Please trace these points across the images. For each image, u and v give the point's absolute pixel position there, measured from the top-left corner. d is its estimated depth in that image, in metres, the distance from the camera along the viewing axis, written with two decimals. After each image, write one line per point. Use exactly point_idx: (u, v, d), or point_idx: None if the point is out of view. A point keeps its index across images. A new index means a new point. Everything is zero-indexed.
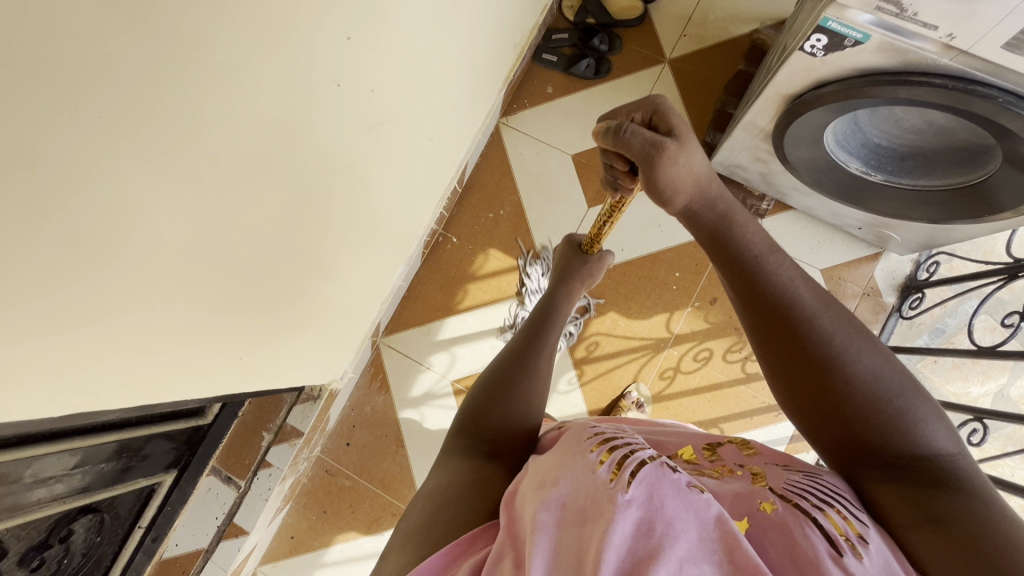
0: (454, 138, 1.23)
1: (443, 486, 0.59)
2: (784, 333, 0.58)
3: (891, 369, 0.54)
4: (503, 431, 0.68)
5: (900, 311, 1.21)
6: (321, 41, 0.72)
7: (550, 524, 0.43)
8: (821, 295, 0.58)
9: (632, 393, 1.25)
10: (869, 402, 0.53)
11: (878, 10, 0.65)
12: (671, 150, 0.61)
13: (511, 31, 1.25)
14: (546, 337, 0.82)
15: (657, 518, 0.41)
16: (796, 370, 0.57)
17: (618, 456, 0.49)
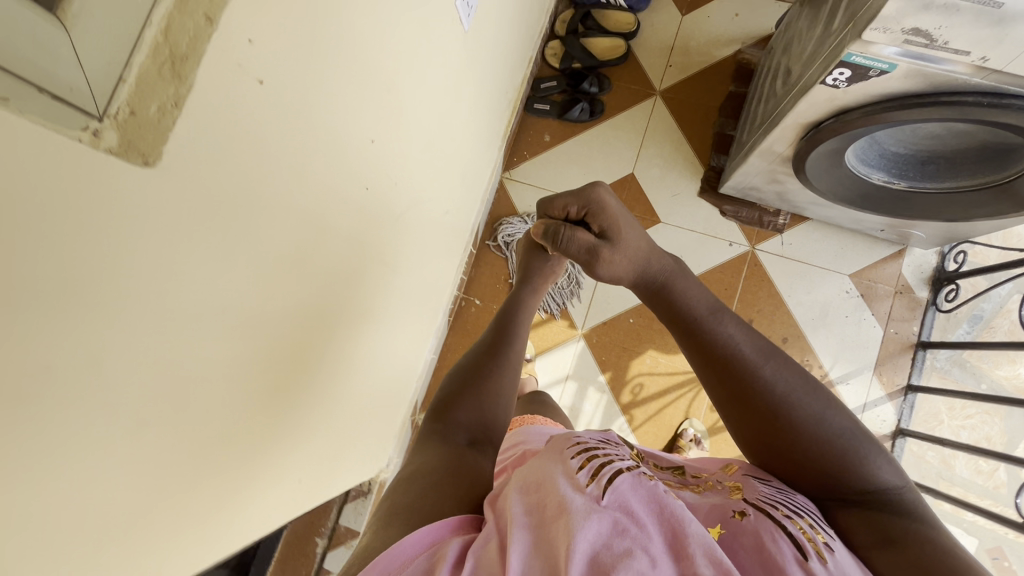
0: (466, 204, 1.22)
1: (430, 467, 0.60)
2: (732, 386, 0.60)
3: (835, 412, 0.57)
4: (477, 421, 0.71)
5: (936, 304, 1.22)
6: (347, 152, 0.70)
7: (523, 523, 0.44)
8: (760, 345, 0.61)
9: (688, 430, 1.22)
10: (817, 446, 0.55)
11: (906, 43, 0.65)
12: (607, 256, 0.66)
13: (505, 90, 1.25)
14: (515, 340, 0.86)
15: (631, 521, 0.43)
16: (748, 420, 0.59)
17: (597, 463, 0.50)
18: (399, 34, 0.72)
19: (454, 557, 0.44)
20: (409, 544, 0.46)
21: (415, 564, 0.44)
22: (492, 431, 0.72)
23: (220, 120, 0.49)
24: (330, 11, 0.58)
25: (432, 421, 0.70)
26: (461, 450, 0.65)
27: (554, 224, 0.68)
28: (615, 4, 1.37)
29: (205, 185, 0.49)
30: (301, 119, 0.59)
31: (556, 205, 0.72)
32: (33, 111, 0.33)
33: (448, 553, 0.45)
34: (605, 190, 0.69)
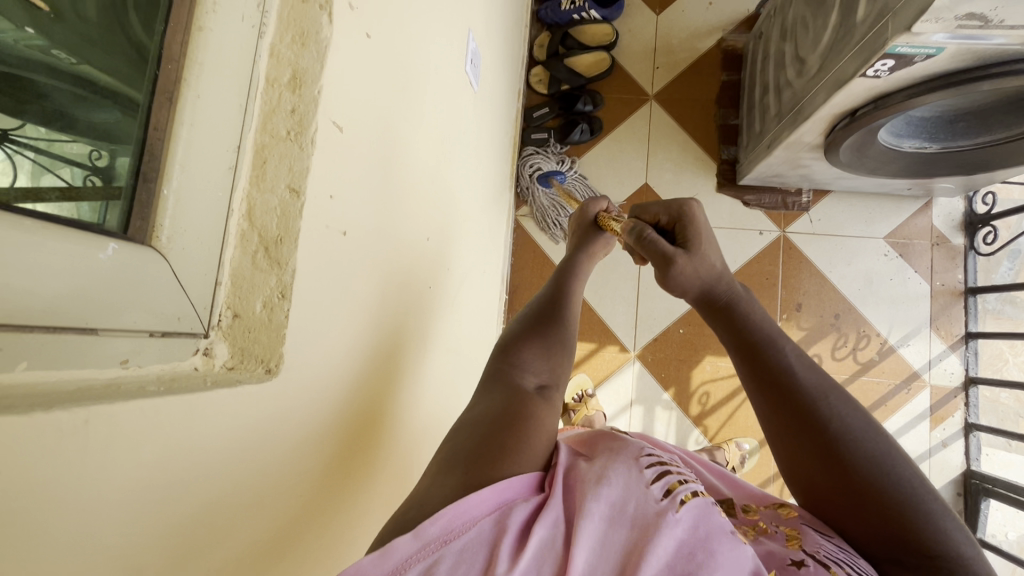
0: (494, 257, 1.18)
1: (488, 411, 0.51)
2: (791, 420, 0.52)
3: (906, 472, 0.48)
4: (548, 367, 0.60)
5: (974, 248, 1.22)
6: (412, 260, 0.66)
7: (598, 516, 0.42)
8: (823, 379, 0.53)
9: (742, 444, 1.20)
10: (882, 506, 0.47)
11: (958, 28, 0.63)
12: (681, 263, 0.61)
13: (506, 131, 1.21)
14: (577, 294, 0.74)
15: (699, 551, 0.41)
16: (800, 459, 0.51)
17: (671, 478, 0.48)
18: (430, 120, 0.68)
19: (518, 531, 0.40)
20: (475, 504, 0.41)
21: (480, 527, 0.40)
22: (562, 376, 0.61)
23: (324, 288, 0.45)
24: (382, 128, 0.53)
25: (498, 361, 0.60)
26: (529, 395, 0.55)
27: (639, 226, 0.66)
28: (589, 17, 1.31)
29: (311, 368, 0.44)
30: (380, 247, 0.55)
31: (645, 210, 0.70)
32: (155, 359, 0.33)
33: (513, 526, 0.41)
34: (696, 207, 0.65)
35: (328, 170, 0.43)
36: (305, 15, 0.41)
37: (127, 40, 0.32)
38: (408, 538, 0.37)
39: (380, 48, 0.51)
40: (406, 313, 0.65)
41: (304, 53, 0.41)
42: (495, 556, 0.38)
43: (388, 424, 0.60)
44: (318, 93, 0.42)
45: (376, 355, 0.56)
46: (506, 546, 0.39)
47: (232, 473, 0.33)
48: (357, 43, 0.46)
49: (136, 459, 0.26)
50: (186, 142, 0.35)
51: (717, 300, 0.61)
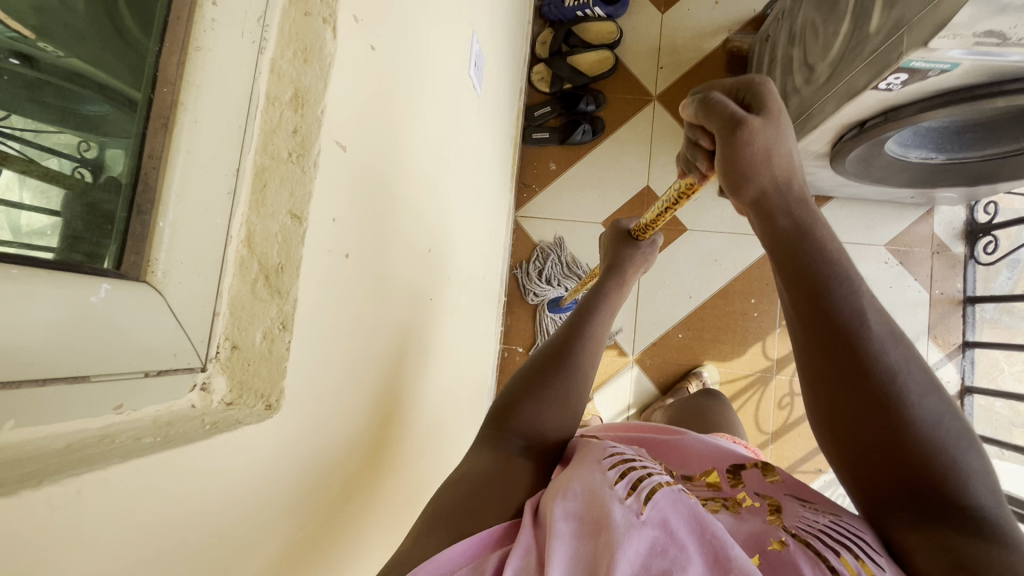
0: (493, 259, 1.16)
1: (474, 465, 0.57)
2: (845, 355, 0.49)
3: (948, 415, 0.47)
4: (537, 427, 0.63)
5: (975, 257, 1.22)
6: (415, 270, 0.64)
7: (567, 533, 0.43)
8: (890, 325, 0.50)
9: (703, 373, 1.23)
10: (919, 441, 0.45)
11: (975, 45, 0.61)
12: (756, 126, 0.51)
13: (508, 131, 1.19)
14: (595, 339, 0.73)
15: (671, 542, 0.42)
16: (849, 397, 0.48)
17: (633, 477, 0.50)
18: (432, 128, 0.66)
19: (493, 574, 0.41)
20: (447, 558, 0.42)
21: None
22: (548, 440, 0.64)
23: (329, 313, 0.43)
24: (386, 139, 0.52)
25: (495, 414, 0.65)
26: (508, 456, 0.59)
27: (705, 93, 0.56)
28: (594, 15, 1.29)
29: (316, 394, 0.42)
30: (383, 262, 0.54)
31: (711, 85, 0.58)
32: (149, 401, 0.31)
33: (488, 570, 0.41)
34: (772, 83, 0.55)
35: (329, 190, 0.41)
36: (309, 29, 0.40)
37: (120, 35, 0.31)
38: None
39: (385, 58, 0.49)
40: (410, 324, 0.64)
41: (306, 69, 0.40)
42: None
43: (392, 442, 0.59)
44: (321, 112, 0.40)
45: (382, 371, 0.55)
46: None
47: (237, 511, 0.32)
48: (361, 55, 0.44)
49: (132, 520, 0.25)
50: (182, 172, 0.33)
51: (778, 211, 0.55)
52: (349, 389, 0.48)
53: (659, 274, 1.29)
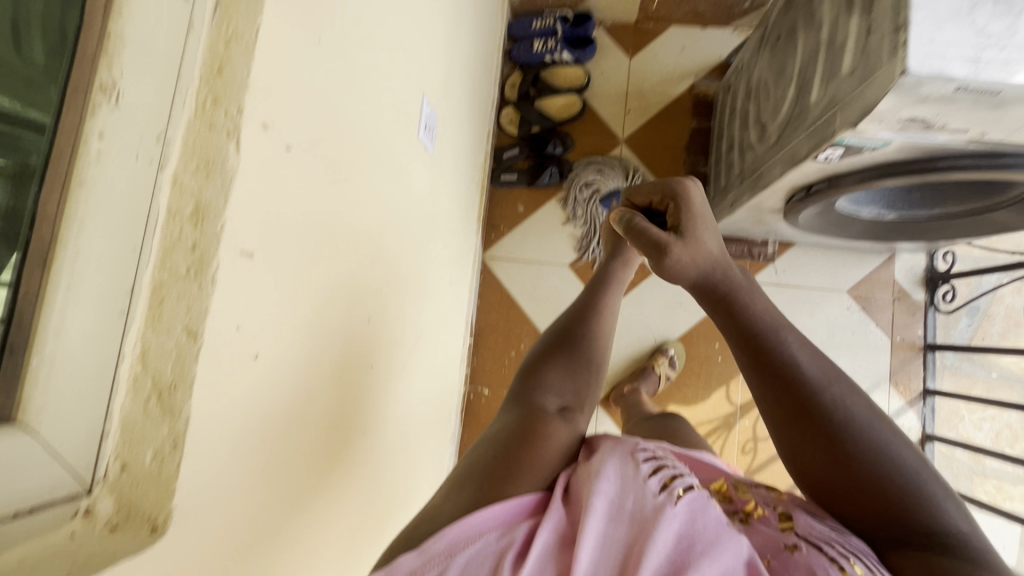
0: (455, 304, 1.17)
1: (509, 426, 0.58)
2: (798, 409, 0.53)
3: (900, 446, 0.50)
4: (570, 390, 0.65)
5: (934, 304, 1.24)
6: (352, 343, 0.64)
7: (601, 513, 0.45)
8: (825, 368, 0.55)
9: (669, 349, 1.24)
10: (881, 471, 0.48)
11: (902, 127, 0.63)
12: (676, 252, 0.59)
13: (472, 177, 1.20)
14: (606, 314, 0.77)
15: (696, 540, 0.42)
16: (806, 444, 0.52)
17: (666, 472, 0.49)
18: (372, 203, 0.67)
19: (521, 544, 0.44)
20: (480, 520, 0.45)
21: (486, 539, 0.44)
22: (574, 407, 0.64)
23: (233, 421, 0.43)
24: (310, 229, 0.52)
25: (522, 382, 0.65)
26: (548, 414, 0.60)
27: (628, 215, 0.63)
28: (562, 60, 1.31)
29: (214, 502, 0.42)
30: (310, 350, 0.54)
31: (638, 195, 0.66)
32: (16, 539, 0.32)
33: (517, 538, 0.44)
34: (693, 186, 0.63)
35: (233, 298, 0.42)
36: (212, 143, 0.40)
37: (19, 61, 0.31)
38: (414, 557, 0.42)
39: (305, 150, 0.50)
40: (345, 400, 0.63)
41: (208, 183, 0.40)
42: (501, 566, 0.42)
43: (316, 523, 0.58)
44: (221, 228, 0.40)
45: (307, 455, 0.56)
46: (508, 557, 0.42)
47: None
48: (274, 158, 0.45)
49: None
50: (61, 308, 0.33)
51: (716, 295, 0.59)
52: (257, 485, 0.47)
53: (624, 317, 1.30)
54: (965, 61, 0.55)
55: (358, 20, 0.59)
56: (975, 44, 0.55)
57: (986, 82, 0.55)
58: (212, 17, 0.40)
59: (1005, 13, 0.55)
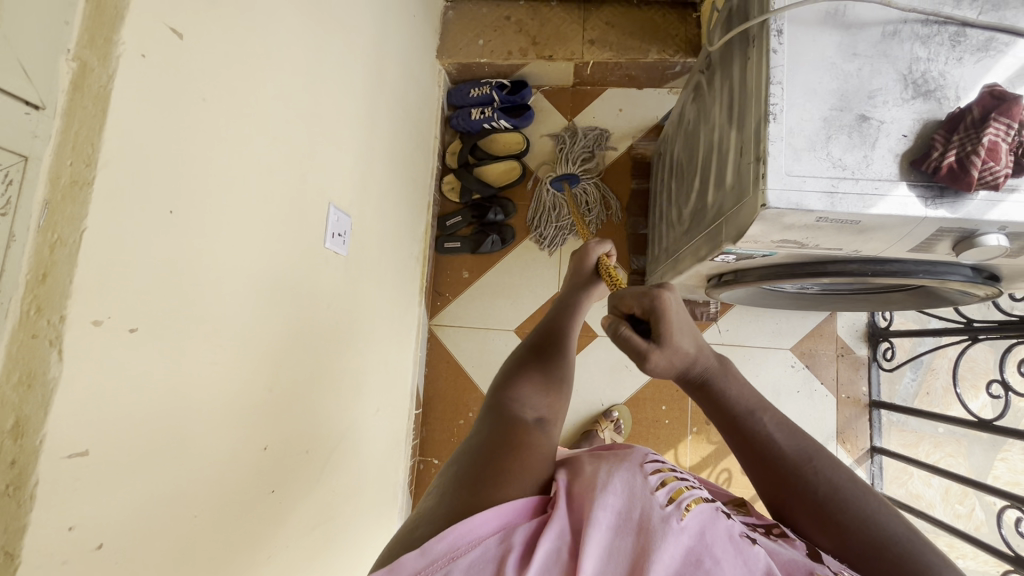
0: (397, 381, 1.17)
1: (487, 442, 0.50)
2: (779, 485, 0.50)
3: (886, 514, 0.46)
4: (546, 401, 0.57)
5: (877, 361, 1.23)
6: (244, 475, 0.64)
7: (606, 526, 0.41)
8: (803, 442, 0.52)
9: (613, 412, 1.24)
10: (863, 541, 0.44)
11: (780, 245, 0.63)
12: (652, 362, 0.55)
13: (408, 252, 1.21)
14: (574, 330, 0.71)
15: (705, 552, 0.39)
16: (797, 523, 0.48)
17: (675, 482, 0.46)
18: (263, 332, 0.68)
19: (522, 549, 0.40)
20: (478, 523, 0.42)
21: (486, 545, 0.40)
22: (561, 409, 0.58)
23: None
24: (170, 394, 0.52)
25: (494, 399, 0.57)
26: (527, 427, 0.52)
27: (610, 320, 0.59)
28: (500, 126, 1.32)
29: None
30: (180, 508, 0.54)
31: (621, 299, 0.59)
32: None
33: (517, 542, 0.41)
34: (670, 300, 0.55)
35: (59, 506, 0.42)
36: (34, 354, 0.40)
37: None
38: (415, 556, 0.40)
39: (156, 324, 0.50)
40: (237, 536, 0.63)
41: (29, 396, 0.40)
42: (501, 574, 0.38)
43: None
44: (41, 440, 0.40)
45: None
46: (511, 562, 0.39)
47: None
48: (112, 346, 0.45)
49: None
50: None
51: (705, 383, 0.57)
52: None
53: None
54: (822, 193, 0.55)
55: (233, 167, 0.60)
56: (832, 175, 0.56)
57: (843, 213, 0.55)
58: (36, 228, 0.41)
59: (857, 145, 0.56)
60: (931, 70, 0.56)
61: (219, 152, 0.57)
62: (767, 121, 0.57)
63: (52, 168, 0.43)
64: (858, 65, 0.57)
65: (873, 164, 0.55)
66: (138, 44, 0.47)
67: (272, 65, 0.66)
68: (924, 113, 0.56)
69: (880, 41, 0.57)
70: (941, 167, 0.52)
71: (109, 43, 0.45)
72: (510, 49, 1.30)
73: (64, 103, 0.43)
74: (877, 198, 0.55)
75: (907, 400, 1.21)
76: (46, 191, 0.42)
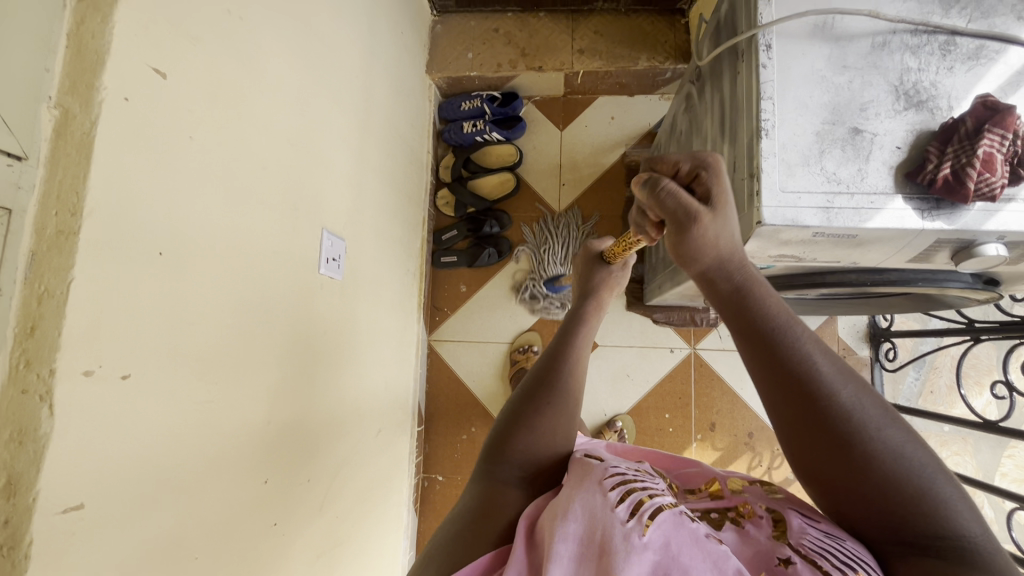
0: (398, 400, 1.17)
1: (469, 508, 0.54)
2: (803, 409, 0.45)
3: (915, 448, 0.43)
4: (533, 457, 0.59)
5: (880, 362, 1.22)
6: (243, 512, 0.63)
7: (569, 557, 0.42)
8: (839, 363, 0.47)
9: (615, 422, 1.24)
10: (891, 476, 0.42)
11: (778, 259, 0.63)
12: (704, 223, 0.50)
13: (404, 269, 1.21)
14: (583, 354, 0.70)
15: (671, 563, 0.39)
16: (809, 441, 0.45)
17: (637, 496, 0.47)
18: (259, 364, 0.67)
19: None
20: None
21: None
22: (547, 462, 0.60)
23: None
24: (164, 437, 0.51)
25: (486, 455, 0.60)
26: (505, 493, 0.56)
27: (651, 177, 0.54)
28: (492, 139, 1.33)
29: None
30: (180, 551, 0.54)
31: (663, 159, 0.56)
32: None
33: None
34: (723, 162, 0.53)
35: (55, 564, 0.41)
36: (23, 409, 0.39)
37: None
38: None
39: (149, 369, 0.49)
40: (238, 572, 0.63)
41: (20, 453, 0.39)
42: None
43: None
44: (34, 498, 0.39)
45: None
46: None
47: None
48: (103, 396, 0.45)
49: None
50: None
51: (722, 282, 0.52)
52: None
53: None
54: (817, 208, 0.55)
55: (222, 201, 0.59)
56: (827, 190, 0.55)
57: (840, 228, 0.55)
58: (23, 279, 0.40)
59: (851, 158, 0.55)
60: (922, 80, 0.56)
61: (208, 187, 0.57)
62: (760, 138, 0.57)
63: (37, 220, 0.42)
64: (848, 77, 0.57)
65: (867, 177, 0.55)
66: (121, 87, 0.46)
67: (260, 95, 0.66)
68: (917, 124, 0.55)
69: (870, 52, 0.57)
70: (936, 179, 0.52)
71: (91, 89, 0.44)
72: (500, 61, 1.29)
73: (47, 152, 0.43)
74: (873, 212, 0.54)
75: (911, 399, 1.21)
76: (31, 242, 0.41)
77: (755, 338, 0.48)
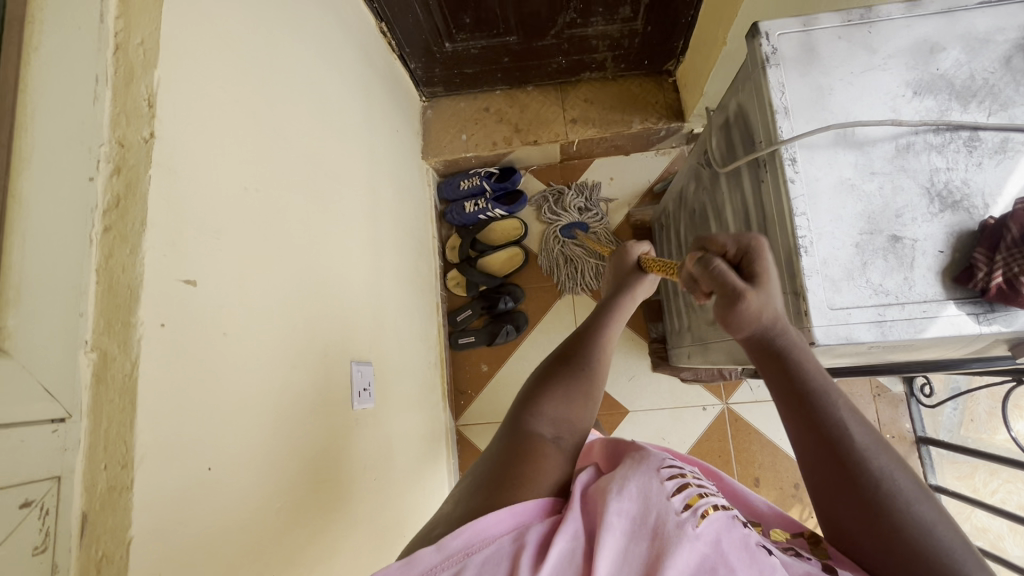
0: (435, 499, 1.14)
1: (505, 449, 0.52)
2: (834, 472, 0.45)
3: (945, 531, 0.42)
4: (565, 417, 0.58)
5: (917, 398, 1.22)
6: None
7: (619, 529, 0.40)
8: (877, 436, 0.47)
9: None
10: (913, 552, 0.41)
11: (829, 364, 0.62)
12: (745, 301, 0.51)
13: (426, 362, 1.19)
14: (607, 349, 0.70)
15: (721, 562, 0.37)
16: (836, 507, 0.45)
17: (692, 489, 0.45)
18: (307, 531, 0.64)
19: (536, 547, 0.40)
20: (493, 523, 0.42)
21: (500, 543, 0.40)
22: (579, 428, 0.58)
23: None
24: None
25: (517, 408, 0.58)
26: (540, 443, 0.53)
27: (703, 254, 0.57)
28: (496, 216, 1.33)
29: None
30: None
31: (713, 237, 0.59)
32: None
33: (531, 539, 0.41)
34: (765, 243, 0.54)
35: None
36: None
37: None
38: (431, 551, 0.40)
39: None
40: None
41: None
42: (516, 568, 0.38)
43: None
44: None
45: None
46: (526, 557, 0.39)
47: None
48: None
49: None
50: None
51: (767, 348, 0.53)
52: None
53: None
54: (869, 323, 0.54)
55: (258, 383, 0.58)
56: (876, 302, 0.54)
57: (896, 340, 0.54)
58: (78, 545, 0.39)
59: (896, 268, 0.55)
60: (952, 179, 0.55)
61: (245, 374, 0.55)
62: (799, 255, 0.56)
63: (86, 478, 0.40)
64: (878, 183, 0.56)
65: (915, 285, 0.54)
66: (157, 314, 0.44)
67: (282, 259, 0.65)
68: (955, 225, 0.55)
69: (895, 155, 0.57)
70: (989, 287, 0.51)
71: (128, 326, 0.42)
72: (495, 139, 1.30)
73: (89, 402, 0.41)
74: (928, 322, 0.53)
75: (955, 433, 1.19)
76: (82, 505, 0.40)
77: (790, 400, 0.50)
